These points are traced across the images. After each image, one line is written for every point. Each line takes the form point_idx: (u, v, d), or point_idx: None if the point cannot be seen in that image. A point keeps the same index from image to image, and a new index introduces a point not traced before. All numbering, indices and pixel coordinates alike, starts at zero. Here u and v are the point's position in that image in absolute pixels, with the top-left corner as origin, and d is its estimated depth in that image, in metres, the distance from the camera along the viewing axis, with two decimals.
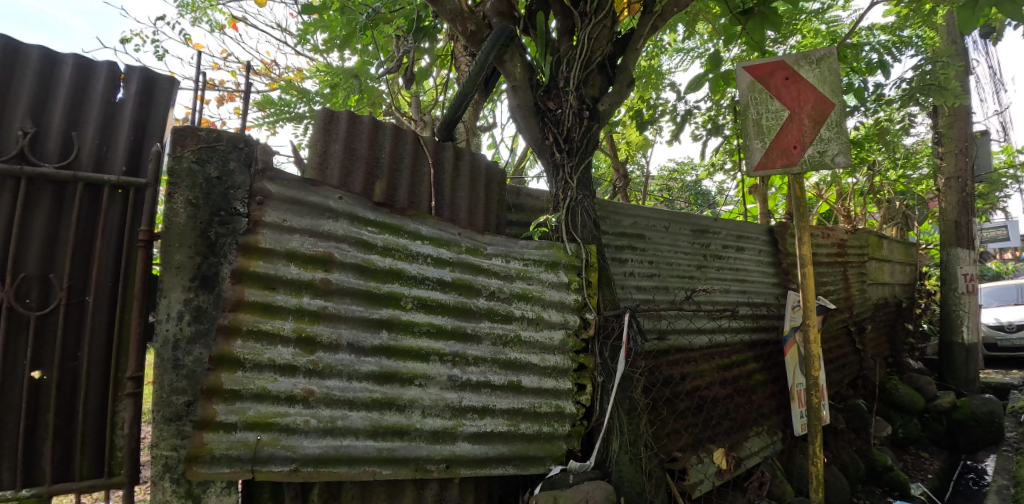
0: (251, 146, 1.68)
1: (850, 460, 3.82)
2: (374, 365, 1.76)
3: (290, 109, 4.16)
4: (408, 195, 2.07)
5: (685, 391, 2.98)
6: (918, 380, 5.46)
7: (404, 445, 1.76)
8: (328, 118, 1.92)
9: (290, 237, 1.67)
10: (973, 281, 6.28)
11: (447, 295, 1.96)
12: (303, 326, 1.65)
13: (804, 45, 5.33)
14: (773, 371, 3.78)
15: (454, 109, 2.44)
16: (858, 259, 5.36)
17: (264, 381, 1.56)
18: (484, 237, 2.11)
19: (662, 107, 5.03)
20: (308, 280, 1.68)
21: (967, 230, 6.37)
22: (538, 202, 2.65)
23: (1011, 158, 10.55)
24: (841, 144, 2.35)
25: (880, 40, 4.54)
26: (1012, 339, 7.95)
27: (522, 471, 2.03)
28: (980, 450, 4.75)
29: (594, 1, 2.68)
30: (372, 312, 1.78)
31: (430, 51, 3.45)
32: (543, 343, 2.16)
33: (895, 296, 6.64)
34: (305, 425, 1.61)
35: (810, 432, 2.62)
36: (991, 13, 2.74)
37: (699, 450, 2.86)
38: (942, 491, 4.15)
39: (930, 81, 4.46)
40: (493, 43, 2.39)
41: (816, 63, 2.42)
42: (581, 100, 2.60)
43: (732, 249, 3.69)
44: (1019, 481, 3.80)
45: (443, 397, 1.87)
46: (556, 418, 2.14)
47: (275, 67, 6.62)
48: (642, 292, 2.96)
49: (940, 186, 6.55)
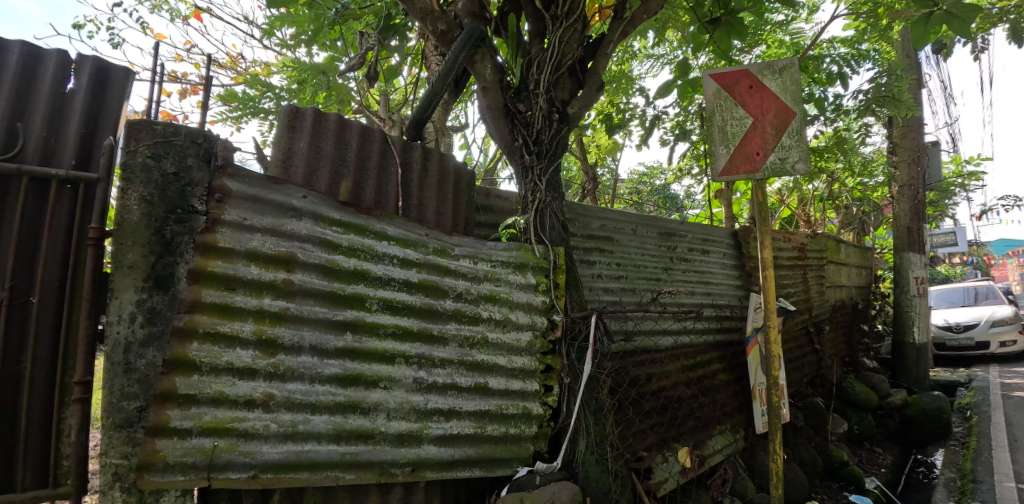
0: (210, 142, 1.63)
1: (808, 457, 3.93)
2: (337, 367, 1.72)
3: (254, 104, 4.05)
4: (375, 195, 2.04)
5: (651, 391, 3.03)
6: (872, 379, 5.67)
7: (368, 449, 1.74)
8: (293, 115, 1.88)
9: (251, 236, 1.62)
10: (923, 284, 6.57)
11: (413, 296, 1.93)
12: (264, 328, 1.60)
13: (769, 55, 5.49)
14: (736, 371, 3.87)
15: (423, 109, 2.41)
16: (817, 263, 5.53)
17: (221, 385, 1.52)
18: (452, 238, 2.09)
19: (632, 112, 5.12)
20: (270, 281, 1.63)
21: (919, 235, 6.65)
22: (507, 204, 2.64)
23: (960, 168, 11.06)
24: (800, 152, 2.41)
25: (840, 53, 4.71)
26: (959, 339, 8.35)
27: (488, 473, 2.02)
28: (930, 444, 4.96)
29: (565, 5, 2.70)
30: (337, 313, 1.74)
31: (400, 49, 3.42)
32: (511, 345, 2.15)
33: (852, 298, 6.89)
34: (264, 430, 1.56)
35: (771, 431, 2.67)
36: (942, 31, 2.86)
37: (665, 450, 2.91)
38: (894, 484, 4.32)
39: (885, 94, 4.65)
40: (463, 43, 2.38)
41: (778, 73, 2.49)
42: (552, 102, 2.61)
43: (698, 252, 3.76)
44: (964, 474, 3.98)
45: (408, 400, 1.84)
46: (523, 420, 2.14)
47: (241, 60, 6.43)
48: (609, 294, 2.99)
49: (894, 193, 6.83)
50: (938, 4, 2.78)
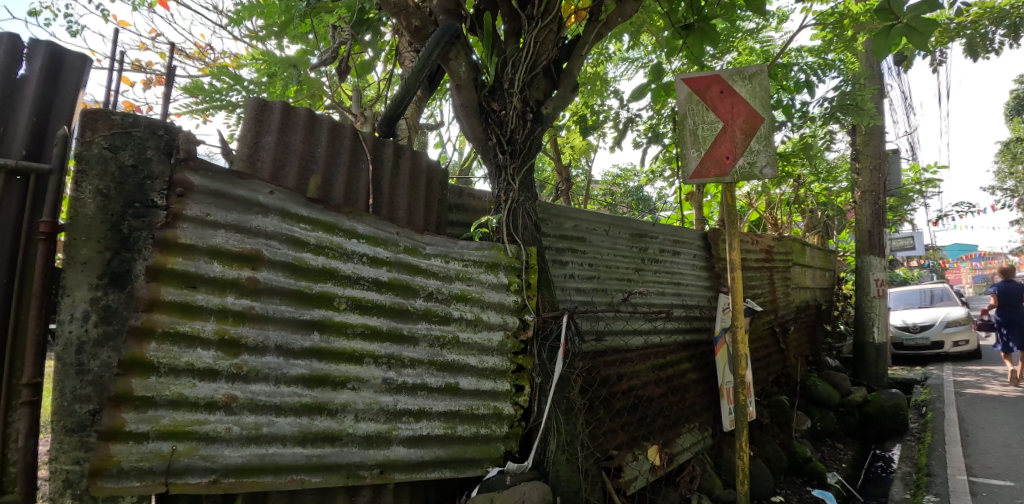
0: (172, 135, 1.57)
1: (773, 453, 4.03)
2: (303, 368, 1.68)
3: (221, 97, 3.95)
4: (345, 191, 2.00)
5: (622, 390, 3.05)
6: (835, 377, 5.84)
7: (335, 451, 1.70)
8: (260, 108, 1.83)
9: (214, 232, 1.57)
10: (883, 286, 6.81)
11: (383, 295, 1.90)
12: (226, 327, 1.55)
13: (740, 62, 5.61)
14: (704, 370, 3.94)
15: (395, 106, 2.38)
16: (783, 264, 5.67)
17: (181, 386, 1.46)
18: (423, 237, 2.06)
19: (606, 114, 5.16)
20: (233, 279, 1.58)
21: (879, 239, 6.88)
22: (479, 203, 2.63)
23: (918, 176, 11.49)
24: (768, 157, 2.47)
25: (808, 62, 4.84)
26: (916, 338, 8.67)
27: (459, 474, 2.01)
28: (888, 439, 5.13)
29: (541, 5, 2.70)
30: (304, 312, 1.70)
31: (374, 44, 3.38)
32: (482, 345, 2.14)
33: (816, 299, 7.09)
34: (226, 433, 1.52)
35: (738, 429, 2.72)
36: (902, 43, 2.96)
37: (635, 448, 2.95)
38: (855, 479, 4.46)
39: (849, 103, 4.81)
40: (437, 39, 2.36)
41: (748, 79, 2.54)
42: (526, 102, 2.60)
43: (669, 253, 3.81)
44: (920, 468, 4.11)
45: (377, 401, 1.81)
46: (494, 420, 2.13)
47: (209, 51, 6.24)
48: (581, 294, 3.00)
49: (857, 198, 7.05)
50: (899, 18, 2.88)
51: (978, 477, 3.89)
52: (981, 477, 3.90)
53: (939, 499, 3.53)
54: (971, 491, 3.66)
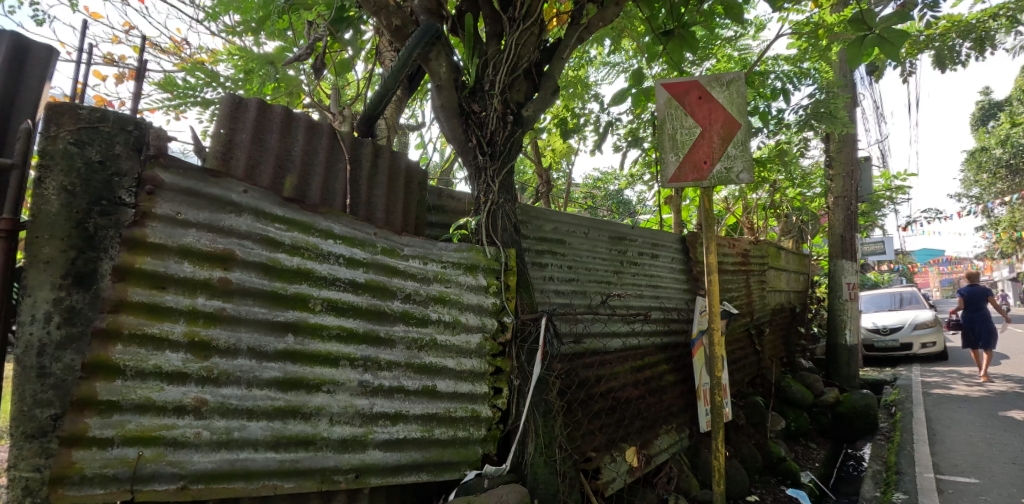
0: (142, 130, 1.53)
1: (749, 453, 4.08)
2: (277, 370, 1.65)
3: (195, 94, 3.87)
4: (322, 191, 1.97)
5: (600, 392, 3.07)
6: (808, 378, 5.95)
7: (309, 456, 1.67)
8: (235, 105, 1.79)
9: (184, 231, 1.53)
10: (855, 290, 6.96)
11: (359, 297, 1.88)
12: (196, 329, 1.51)
13: (718, 69, 5.69)
14: (682, 372, 3.98)
15: (374, 105, 2.35)
16: (759, 268, 5.77)
17: (148, 390, 1.42)
18: (401, 238, 2.04)
19: (587, 117, 5.19)
20: (205, 279, 1.55)
21: (851, 244, 7.04)
22: (459, 204, 2.62)
23: (889, 183, 11.79)
24: (744, 162, 2.50)
25: (784, 70, 4.94)
26: (886, 341, 8.89)
27: (436, 478, 1.99)
28: (859, 439, 5.25)
29: (522, 8, 2.70)
30: (277, 314, 1.67)
31: (353, 42, 3.35)
32: (460, 347, 2.12)
33: (790, 301, 7.22)
34: (196, 438, 1.48)
35: (714, 430, 2.74)
36: (875, 53, 3.02)
37: (612, 450, 2.97)
38: (827, 477, 4.54)
39: (824, 111, 4.92)
40: (418, 39, 2.35)
41: (726, 85, 2.56)
42: (506, 104, 2.59)
43: (648, 256, 3.84)
44: (890, 466, 4.21)
45: (353, 404, 1.79)
46: (472, 423, 2.12)
47: (185, 46, 6.10)
48: (560, 297, 3.01)
49: (830, 203, 7.21)
50: (872, 28, 2.94)
51: (944, 475, 4.00)
52: (947, 474, 4.01)
53: (908, 497, 3.61)
54: (938, 488, 3.76)
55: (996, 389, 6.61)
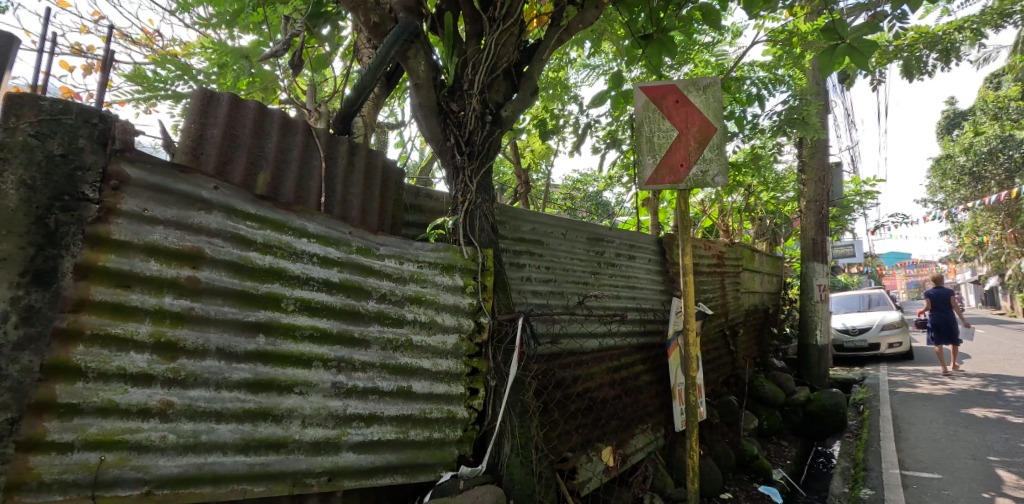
0: (107, 123, 1.46)
1: (722, 452, 4.14)
2: (247, 372, 1.61)
3: (166, 86, 3.78)
4: (296, 189, 1.94)
5: (577, 393, 3.08)
6: (780, 378, 6.07)
7: (280, 459, 1.64)
8: (206, 100, 1.75)
9: (151, 228, 1.48)
10: (825, 291, 7.13)
11: (334, 297, 1.85)
12: (162, 330, 1.47)
13: (696, 74, 5.78)
14: (657, 372, 4.01)
15: (351, 102, 2.32)
16: (733, 269, 5.87)
17: (111, 393, 1.37)
18: (377, 237, 2.01)
19: (566, 118, 5.22)
20: (172, 278, 1.50)
21: (822, 247, 7.21)
22: (437, 204, 2.60)
23: (859, 188, 12.10)
24: (720, 166, 2.54)
25: (759, 76, 5.03)
26: (855, 341, 9.12)
27: (411, 480, 1.97)
28: (829, 436, 5.37)
29: (502, 8, 2.69)
30: (248, 314, 1.63)
31: (331, 38, 3.29)
32: (436, 348, 2.11)
33: (764, 302, 7.36)
34: (161, 442, 1.44)
35: (689, 429, 2.78)
36: (846, 62, 3.10)
37: (588, 450, 2.99)
38: (798, 474, 4.64)
39: (796, 118, 5.04)
40: (396, 37, 2.32)
41: (702, 89, 2.61)
42: (485, 104, 2.58)
43: (625, 257, 3.87)
44: (858, 463, 4.32)
45: (325, 405, 1.76)
46: (447, 424, 2.10)
47: (157, 38, 5.93)
48: (538, 297, 3.01)
49: (803, 207, 7.37)
50: (843, 37, 3.01)
51: (909, 471, 4.12)
52: (912, 470, 4.14)
53: (875, 492, 3.71)
54: (903, 484, 3.87)
55: (957, 388, 6.84)
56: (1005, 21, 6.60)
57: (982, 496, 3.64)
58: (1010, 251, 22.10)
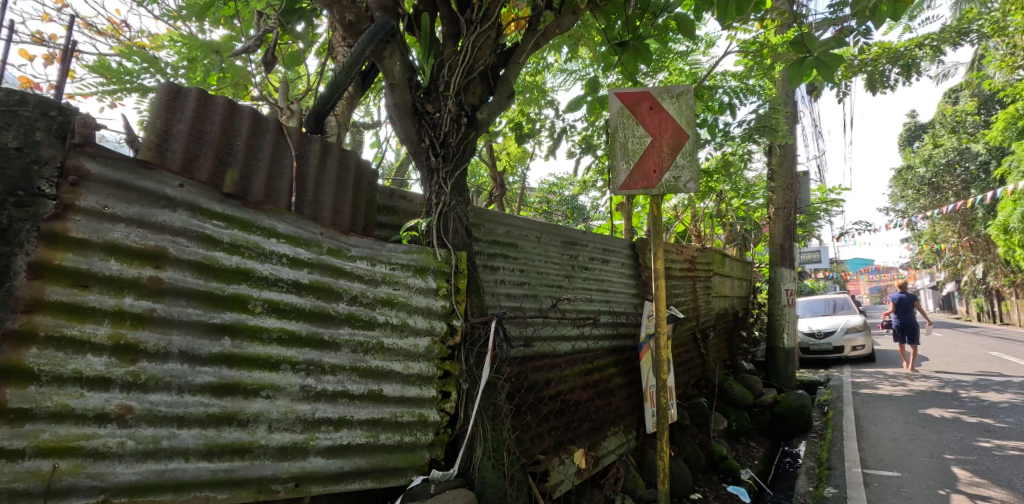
0: (66, 116, 1.41)
1: (692, 452, 4.20)
2: (211, 375, 1.57)
3: (133, 79, 3.67)
4: (265, 188, 1.90)
5: (549, 395, 3.08)
6: (749, 380, 6.19)
7: (245, 465, 1.60)
8: (173, 94, 1.70)
9: (112, 226, 1.43)
10: (792, 296, 7.31)
11: (303, 299, 1.82)
12: (122, 332, 1.42)
13: (670, 82, 5.88)
14: (629, 374, 4.05)
15: (324, 101, 2.29)
16: (705, 274, 5.97)
17: (65, 397, 1.32)
18: (349, 238, 1.98)
19: (542, 122, 5.25)
20: (133, 278, 1.45)
21: (790, 253, 7.40)
22: (411, 205, 2.58)
23: (825, 196, 12.47)
24: (691, 173, 2.59)
25: (731, 86, 5.14)
26: (821, 344, 9.36)
27: (381, 484, 1.95)
28: (795, 437, 5.51)
29: (479, 11, 2.70)
30: (212, 316, 1.59)
31: (305, 36, 3.23)
32: (408, 351, 2.09)
33: (734, 306, 7.51)
34: (119, 448, 1.38)
35: (660, 431, 2.80)
36: (813, 75, 3.18)
37: (560, 452, 3.00)
38: (765, 474, 4.74)
39: (766, 126, 5.16)
40: (371, 36, 2.30)
41: (676, 97, 2.66)
42: (460, 106, 2.57)
43: (598, 261, 3.90)
44: (822, 462, 4.44)
45: (293, 409, 1.72)
46: (418, 427, 2.08)
47: (124, 29, 5.74)
48: (511, 300, 3.01)
49: (771, 214, 7.55)
50: (811, 50, 3.11)
51: (870, 469, 4.25)
52: (873, 469, 4.27)
53: (838, 491, 3.82)
54: (864, 482, 3.99)
55: (916, 389, 7.09)
56: (963, 39, 6.89)
57: (938, 492, 3.78)
58: (965, 258, 23.08)
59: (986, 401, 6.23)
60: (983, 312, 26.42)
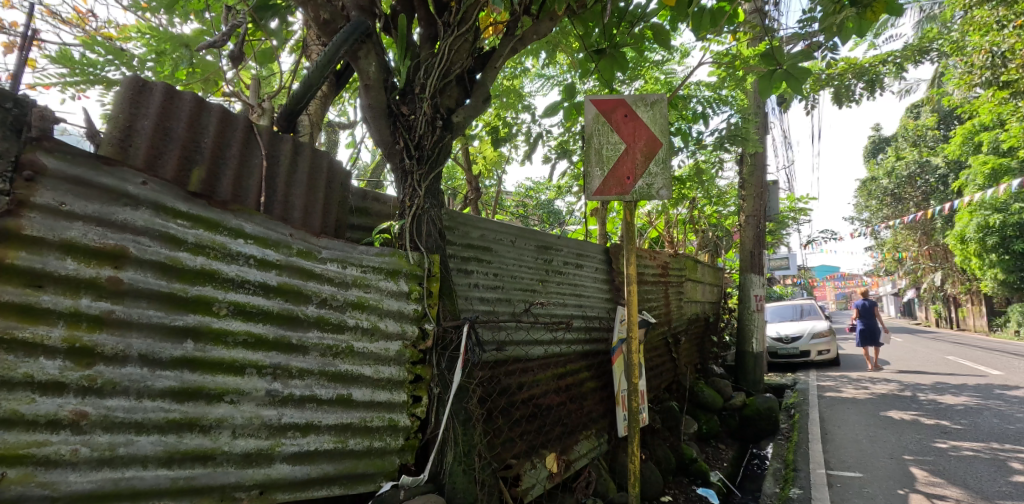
0: (22, 109, 1.36)
1: (663, 455, 4.24)
2: (172, 380, 1.52)
3: (96, 72, 3.55)
4: (233, 187, 1.85)
5: (522, 399, 3.08)
6: (719, 384, 6.30)
7: (207, 472, 1.55)
8: (138, 88, 1.65)
9: (69, 224, 1.38)
10: (761, 302, 7.47)
11: (270, 301, 1.78)
12: (77, 334, 1.37)
13: (646, 90, 5.97)
14: (601, 378, 4.08)
15: (296, 100, 2.26)
16: (677, 279, 6.06)
17: (15, 402, 1.26)
18: (319, 240, 1.95)
19: (518, 127, 5.27)
20: (91, 278, 1.40)
21: (759, 259, 7.56)
22: (384, 208, 2.55)
23: (793, 205, 12.79)
24: (664, 180, 2.64)
25: (705, 95, 5.24)
26: (788, 349, 9.58)
27: (349, 491, 1.91)
28: (763, 439, 5.62)
29: (457, 14, 2.69)
30: (175, 318, 1.54)
31: (279, 33, 3.17)
32: (378, 355, 2.06)
33: (705, 311, 7.63)
34: (73, 456, 1.33)
35: (631, 435, 2.82)
36: (782, 87, 3.27)
37: (532, 457, 3.01)
38: (734, 476, 4.82)
39: (737, 136, 5.28)
40: (346, 36, 2.27)
41: (650, 105, 2.71)
42: (436, 108, 2.56)
43: (572, 266, 3.92)
44: (788, 464, 4.54)
45: (258, 414, 1.68)
46: (389, 432, 2.06)
47: (90, 19, 5.54)
48: (484, 304, 3.00)
49: (742, 221, 7.70)
50: (780, 63, 3.19)
51: (834, 471, 4.37)
52: (836, 470, 4.38)
53: (803, 492, 3.90)
54: (828, 483, 4.09)
55: (877, 392, 7.32)
56: (923, 57, 7.17)
57: (898, 492, 3.89)
58: (924, 266, 23.96)
59: (943, 404, 6.46)
60: (941, 318, 27.48)
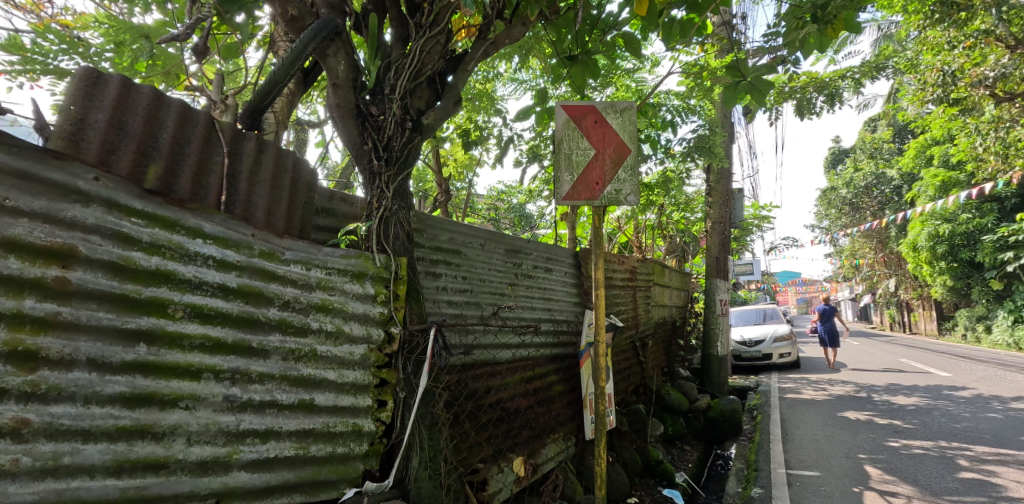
0: None
1: (630, 457, 4.29)
2: (123, 385, 1.46)
3: (47, 60, 3.40)
4: (192, 185, 1.79)
5: (489, 403, 3.07)
6: (684, 387, 6.41)
7: (159, 481, 1.49)
8: (91, 80, 1.59)
9: (13, 221, 1.31)
10: (726, 306, 7.63)
11: (229, 304, 1.73)
12: (20, 337, 1.30)
13: (617, 97, 6.05)
14: (569, 382, 4.09)
15: (259, 97, 2.20)
16: (645, 283, 6.15)
17: None
18: (282, 241, 1.91)
19: (490, 130, 5.28)
20: (35, 278, 1.34)
21: (724, 265, 7.73)
22: (351, 209, 2.50)
23: (757, 212, 13.14)
24: (632, 186, 2.67)
25: (673, 104, 5.35)
26: (752, 352, 9.82)
27: (310, 498, 1.87)
28: (727, 440, 5.74)
29: (429, 15, 2.68)
30: (127, 321, 1.48)
31: (245, 27, 3.07)
32: (343, 359, 2.02)
33: (672, 315, 7.76)
34: (13, 466, 1.26)
35: (598, 438, 2.83)
36: (746, 98, 3.35)
37: (499, 461, 3.02)
38: (698, 477, 4.90)
39: (704, 145, 5.42)
40: (314, 33, 2.22)
41: (619, 112, 2.74)
42: (406, 109, 2.53)
43: (541, 269, 3.94)
44: (750, 464, 4.65)
45: (215, 421, 1.63)
46: (353, 438, 2.02)
47: (45, 5, 5.30)
48: (452, 307, 2.98)
49: (708, 227, 7.87)
50: (745, 75, 3.27)
51: (793, 470, 4.49)
52: (795, 470, 4.50)
53: (763, 491, 4.00)
54: (788, 482, 4.20)
55: (835, 394, 7.56)
56: (880, 74, 7.48)
57: (853, 490, 4.03)
58: (879, 273, 24.95)
59: (895, 404, 6.72)
60: (895, 323, 28.62)
